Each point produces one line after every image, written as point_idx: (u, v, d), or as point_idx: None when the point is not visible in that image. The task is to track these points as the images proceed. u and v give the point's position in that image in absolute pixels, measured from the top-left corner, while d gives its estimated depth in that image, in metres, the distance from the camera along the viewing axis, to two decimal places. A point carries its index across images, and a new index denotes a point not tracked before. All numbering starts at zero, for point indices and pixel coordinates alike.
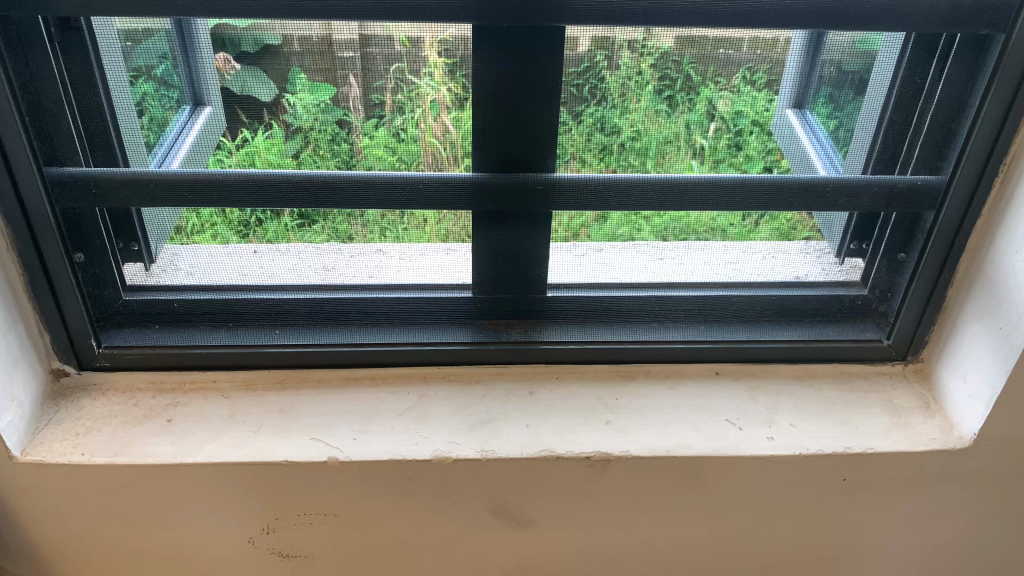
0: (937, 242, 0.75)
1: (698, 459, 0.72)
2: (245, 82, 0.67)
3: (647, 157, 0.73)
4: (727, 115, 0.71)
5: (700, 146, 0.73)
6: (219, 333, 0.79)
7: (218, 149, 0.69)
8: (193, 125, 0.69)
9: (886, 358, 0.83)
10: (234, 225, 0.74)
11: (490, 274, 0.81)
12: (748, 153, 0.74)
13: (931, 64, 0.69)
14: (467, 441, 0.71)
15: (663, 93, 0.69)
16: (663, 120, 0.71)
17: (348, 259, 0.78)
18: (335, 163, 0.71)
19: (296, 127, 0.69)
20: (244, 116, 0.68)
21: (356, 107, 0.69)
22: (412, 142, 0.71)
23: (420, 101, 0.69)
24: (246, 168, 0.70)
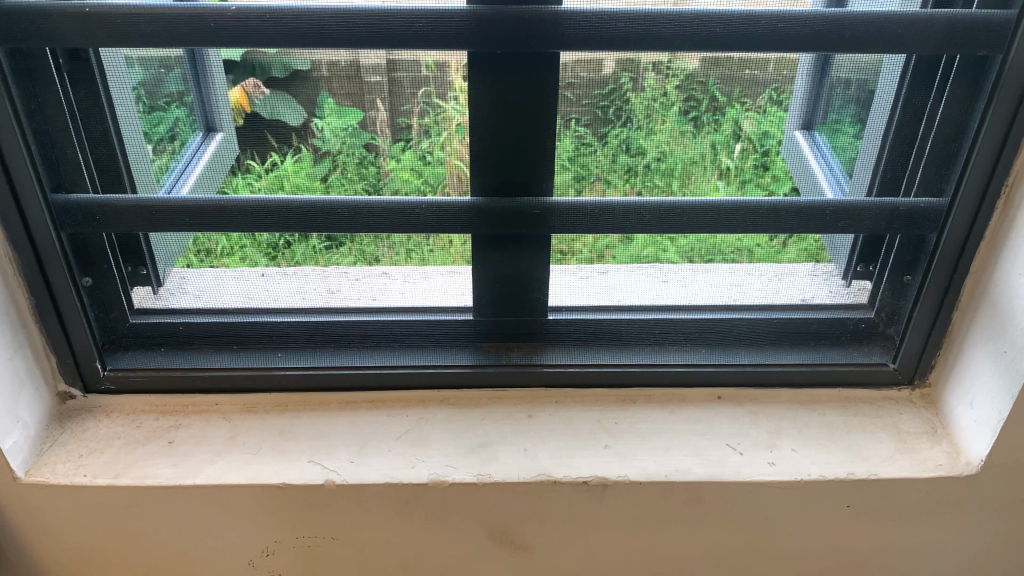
0: (940, 263, 0.74)
1: (697, 484, 0.71)
2: (277, 108, 0.68)
3: (673, 178, 0.73)
4: (754, 135, 0.71)
5: (726, 166, 0.72)
6: (221, 356, 0.80)
7: (249, 172, 0.71)
8: (204, 152, 0.71)
9: (893, 382, 0.81)
10: (264, 249, 0.76)
11: (490, 297, 0.81)
12: (775, 174, 0.73)
13: (931, 86, 0.69)
14: (464, 464, 0.71)
15: (689, 115, 0.69)
16: (688, 140, 0.71)
17: (352, 282, 0.79)
18: (362, 186, 0.73)
19: (324, 151, 0.70)
20: (274, 141, 0.70)
21: (383, 130, 0.70)
22: (439, 164, 0.72)
23: (446, 124, 0.70)
24: (274, 191, 0.72)
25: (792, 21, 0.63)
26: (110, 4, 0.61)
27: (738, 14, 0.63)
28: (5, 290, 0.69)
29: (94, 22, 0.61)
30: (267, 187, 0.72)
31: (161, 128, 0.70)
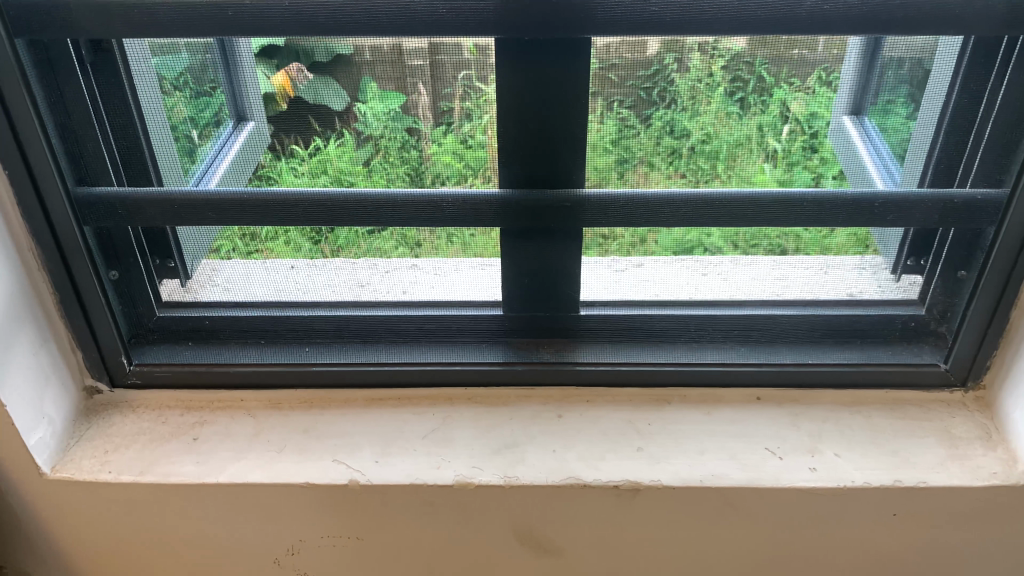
0: (1002, 253, 0.69)
1: (733, 489, 0.68)
2: (318, 91, 0.66)
3: (718, 160, 0.69)
4: (801, 117, 0.68)
5: (773, 149, 0.69)
6: (247, 351, 0.79)
7: (294, 157, 0.70)
8: (234, 142, 0.70)
9: (943, 384, 0.77)
10: (309, 234, 0.74)
11: (519, 290, 0.79)
12: (822, 155, 0.70)
13: (993, 69, 0.65)
14: (490, 465, 0.69)
15: (735, 96, 0.65)
16: (733, 121, 0.67)
17: (382, 274, 0.77)
18: (405, 171, 0.70)
19: (367, 136, 0.68)
20: (317, 126, 0.68)
21: (426, 114, 0.67)
22: (480, 148, 0.70)
23: (490, 107, 0.67)
24: (316, 175, 0.70)
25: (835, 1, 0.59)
26: None
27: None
28: (29, 284, 0.69)
29: (111, 12, 0.60)
30: (309, 172, 0.70)
31: (206, 113, 0.69)
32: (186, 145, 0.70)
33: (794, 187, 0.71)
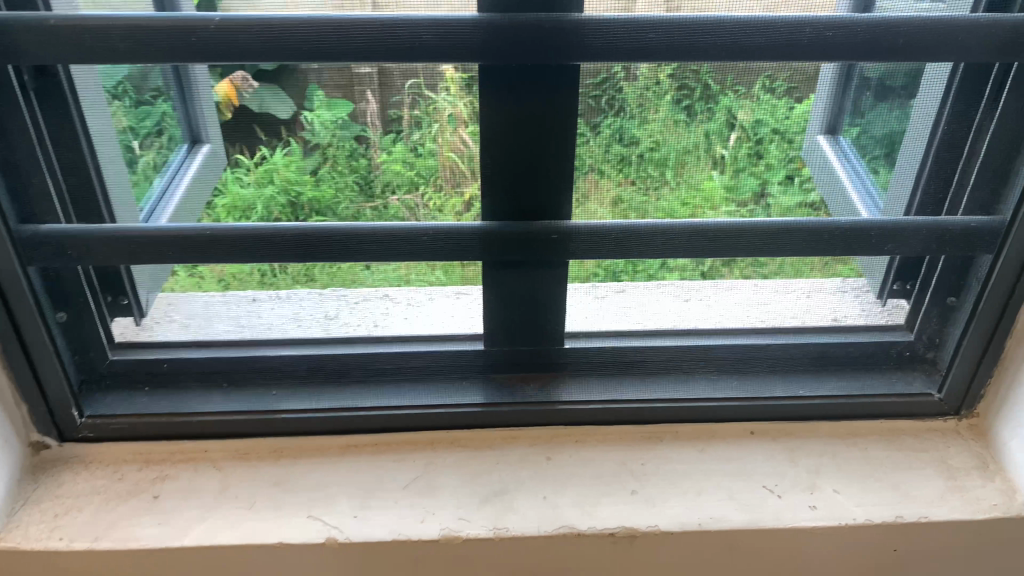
0: (1002, 277, 0.67)
1: (734, 532, 0.65)
2: (265, 100, 0.61)
3: (666, 168, 0.65)
4: (747, 123, 0.64)
5: (721, 156, 0.65)
6: (211, 398, 0.74)
7: (237, 166, 0.64)
8: (189, 165, 0.66)
9: (938, 413, 0.75)
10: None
11: (503, 324, 0.75)
12: (769, 162, 0.66)
13: (982, 98, 0.64)
14: (478, 516, 0.65)
15: (681, 103, 0.62)
16: (680, 129, 0.64)
17: (350, 307, 0.73)
18: (353, 180, 0.66)
19: (315, 144, 0.64)
20: (262, 133, 0.63)
21: (374, 122, 0.63)
22: (430, 157, 0.64)
23: (437, 115, 0.62)
24: (264, 186, 0.65)
25: (840, 29, 0.57)
26: (76, 16, 0.54)
27: (779, 21, 0.57)
28: None
29: (59, 37, 0.54)
30: (256, 183, 0.65)
31: (148, 122, 0.65)
32: (128, 155, 0.66)
33: (741, 191, 0.67)
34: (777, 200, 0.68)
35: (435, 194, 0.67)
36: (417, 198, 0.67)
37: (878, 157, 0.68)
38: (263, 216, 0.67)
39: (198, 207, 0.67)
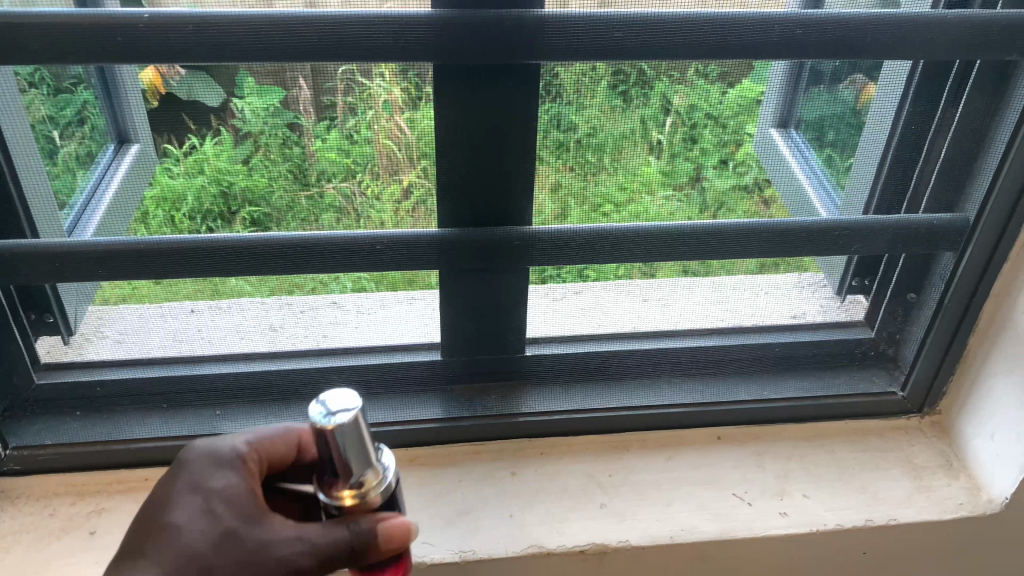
0: (968, 271, 0.66)
1: (705, 544, 0.63)
2: (192, 87, 0.55)
3: (604, 153, 0.61)
4: (681, 108, 0.60)
5: (658, 141, 0.62)
6: (149, 422, 0.70)
7: (164, 156, 0.58)
8: (117, 167, 0.61)
9: (902, 411, 0.75)
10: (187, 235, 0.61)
11: (462, 333, 0.72)
12: (702, 146, 0.63)
13: (946, 91, 0.63)
14: (442, 540, 0.63)
15: (617, 89, 0.58)
16: (617, 115, 0.60)
17: (296, 315, 0.68)
18: (287, 169, 0.59)
19: (246, 132, 0.57)
20: (191, 122, 0.57)
21: (308, 108, 0.57)
22: (366, 144, 0.59)
23: (372, 101, 0.57)
24: (194, 177, 0.59)
25: (809, 26, 0.55)
26: None
27: (749, 17, 0.55)
28: None
29: None
30: (186, 174, 0.59)
31: (70, 111, 0.58)
32: (48, 146, 0.60)
33: (676, 177, 0.64)
34: (712, 184, 0.65)
35: (372, 180, 0.61)
36: (354, 185, 0.61)
37: (836, 149, 0.66)
38: (193, 210, 0.60)
39: (133, 207, 0.61)
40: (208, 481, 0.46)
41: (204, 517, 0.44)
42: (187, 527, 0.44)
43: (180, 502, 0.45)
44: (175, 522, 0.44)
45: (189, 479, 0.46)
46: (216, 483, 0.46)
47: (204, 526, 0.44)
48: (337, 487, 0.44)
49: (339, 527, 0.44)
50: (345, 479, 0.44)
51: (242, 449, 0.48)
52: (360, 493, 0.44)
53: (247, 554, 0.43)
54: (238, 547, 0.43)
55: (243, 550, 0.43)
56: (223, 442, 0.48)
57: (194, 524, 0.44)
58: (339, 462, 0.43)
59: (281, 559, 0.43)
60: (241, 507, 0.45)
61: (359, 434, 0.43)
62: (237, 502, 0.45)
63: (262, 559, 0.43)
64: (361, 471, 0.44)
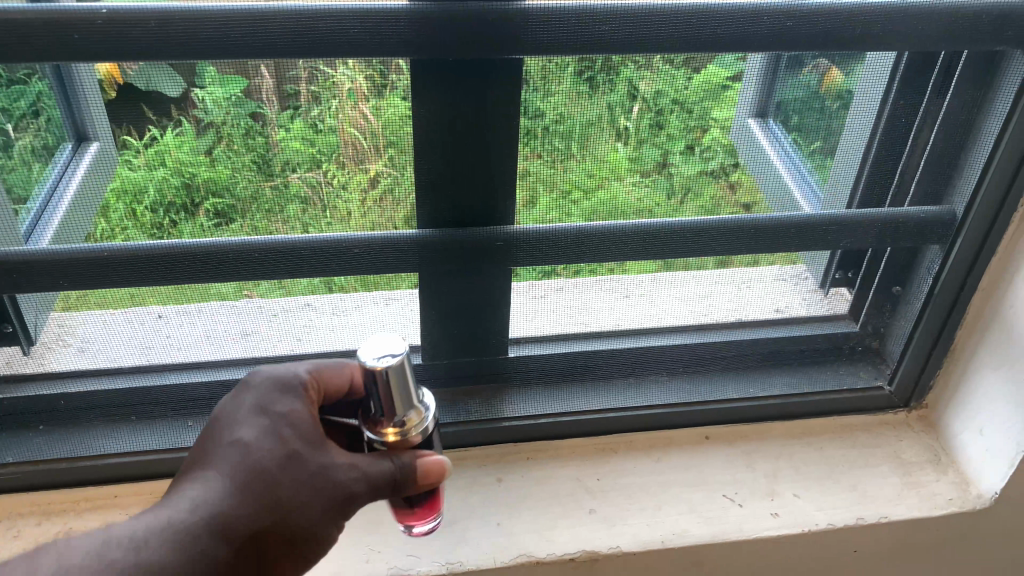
0: (956, 264, 0.66)
1: (697, 548, 0.62)
2: (151, 77, 0.51)
3: (572, 141, 0.58)
4: (648, 95, 0.57)
5: (625, 127, 0.59)
6: (118, 437, 0.67)
7: (124, 148, 0.54)
8: (76, 166, 0.56)
9: (888, 406, 0.75)
10: (148, 228, 0.57)
11: (443, 335, 0.69)
12: (669, 133, 0.59)
13: (935, 80, 0.60)
14: (429, 551, 0.61)
15: (584, 75, 0.55)
16: (584, 102, 0.57)
17: (270, 320, 0.65)
18: (250, 159, 0.55)
19: (209, 123, 0.54)
20: (151, 113, 0.53)
21: (271, 99, 0.53)
22: (331, 134, 0.55)
23: (336, 91, 0.53)
24: (156, 169, 0.55)
25: (800, 18, 0.53)
26: None
27: (736, 7, 0.52)
28: None
29: None
30: (146, 166, 0.55)
31: (23, 102, 0.53)
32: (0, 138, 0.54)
33: (644, 164, 0.60)
34: (679, 170, 0.61)
35: (336, 169, 0.57)
36: (319, 175, 0.57)
37: (816, 139, 0.63)
38: (156, 202, 0.56)
39: (97, 202, 0.56)
40: (271, 405, 0.46)
41: (270, 437, 0.45)
42: (253, 444, 0.45)
43: (243, 423, 0.46)
44: (240, 441, 0.45)
45: (253, 401, 0.47)
46: (279, 408, 0.46)
47: (268, 446, 0.45)
48: (382, 424, 0.47)
49: (385, 459, 0.46)
50: (390, 418, 0.47)
51: (304, 376, 0.48)
52: (403, 431, 0.47)
53: (308, 477, 0.44)
54: (300, 469, 0.45)
55: (306, 473, 0.44)
56: (286, 369, 0.49)
57: (261, 442, 0.45)
58: (385, 401, 0.46)
59: (339, 485, 0.45)
60: (303, 431, 0.46)
61: (402, 375, 0.46)
62: (301, 426, 0.46)
63: (322, 484, 0.44)
64: (404, 411, 0.47)
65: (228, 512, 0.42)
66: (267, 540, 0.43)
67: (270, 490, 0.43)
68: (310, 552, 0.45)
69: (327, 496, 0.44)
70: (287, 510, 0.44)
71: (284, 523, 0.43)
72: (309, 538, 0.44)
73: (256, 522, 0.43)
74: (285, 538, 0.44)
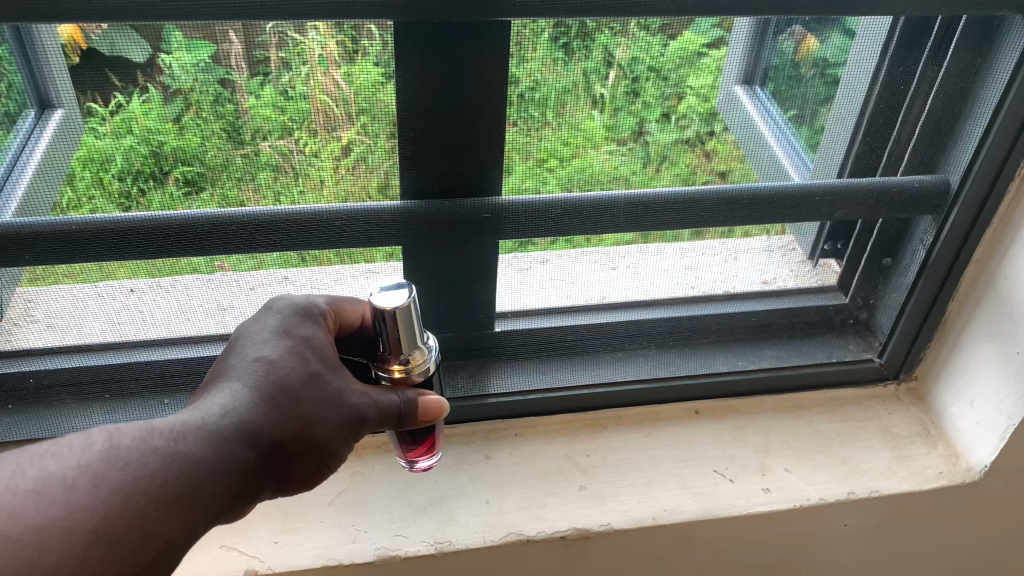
0: (949, 236, 0.65)
1: (688, 524, 0.62)
2: (115, 40, 0.48)
3: (547, 108, 0.56)
4: (623, 62, 0.55)
5: (600, 95, 0.56)
6: (90, 413, 0.66)
7: (89, 116, 0.51)
8: (39, 136, 0.53)
9: (879, 378, 0.75)
10: (116, 197, 0.54)
11: (430, 309, 0.67)
12: (645, 100, 0.57)
13: (930, 46, 0.58)
14: (417, 531, 0.60)
15: (559, 41, 0.53)
16: (559, 69, 0.54)
17: (246, 295, 0.62)
18: (221, 127, 0.53)
19: (176, 89, 0.51)
20: (116, 78, 0.50)
21: (240, 64, 0.50)
22: (302, 100, 0.52)
23: (306, 57, 0.50)
24: (123, 137, 0.52)
25: None
26: None
27: None
28: None
29: None
30: (113, 134, 0.52)
31: None
32: None
33: (620, 133, 0.58)
34: (655, 138, 0.59)
35: (309, 137, 0.54)
36: (292, 143, 0.54)
37: (803, 109, 0.61)
38: (123, 170, 0.53)
39: (59, 173, 0.53)
40: (291, 329, 0.47)
41: (293, 356, 0.45)
42: (277, 359, 0.45)
43: (265, 342, 0.46)
44: (263, 357, 0.45)
45: (272, 324, 0.47)
46: (299, 333, 0.47)
47: (291, 363, 0.45)
48: (388, 360, 0.49)
49: (391, 393, 0.48)
50: (396, 355, 0.49)
51: (324, 307, 0.50)
52: (407, 368, 0.49)
53: (328, 396, 0.45)
54: (320, 388, 0.45)
55: (325, 393, 0.45)
56: (305, 299, 0.50)
57: (284, 359, 0.45)
58: (392, 338, 0.48)
59: (354, 409, 0.46)
60: (322, 355, 0.46)
61: (410, 315, 0.47)
62: (321, 351, 0.47)
63: (339, 405, 0.45)
64: (410, 349, 0.49)
65: (255, 419, 0.42)
66: (286, 452, 0.43)
67: (293, 402, 0.44)
68: (313, 474, 0.45)
69: (344, 417, 0.45)
70: (308, 425, 0.44)
71: (303, 437, 0.44)
72: (321, 458, 0.45)
73: (280, 433, 0.43)
74: (302, 453, 0.44)
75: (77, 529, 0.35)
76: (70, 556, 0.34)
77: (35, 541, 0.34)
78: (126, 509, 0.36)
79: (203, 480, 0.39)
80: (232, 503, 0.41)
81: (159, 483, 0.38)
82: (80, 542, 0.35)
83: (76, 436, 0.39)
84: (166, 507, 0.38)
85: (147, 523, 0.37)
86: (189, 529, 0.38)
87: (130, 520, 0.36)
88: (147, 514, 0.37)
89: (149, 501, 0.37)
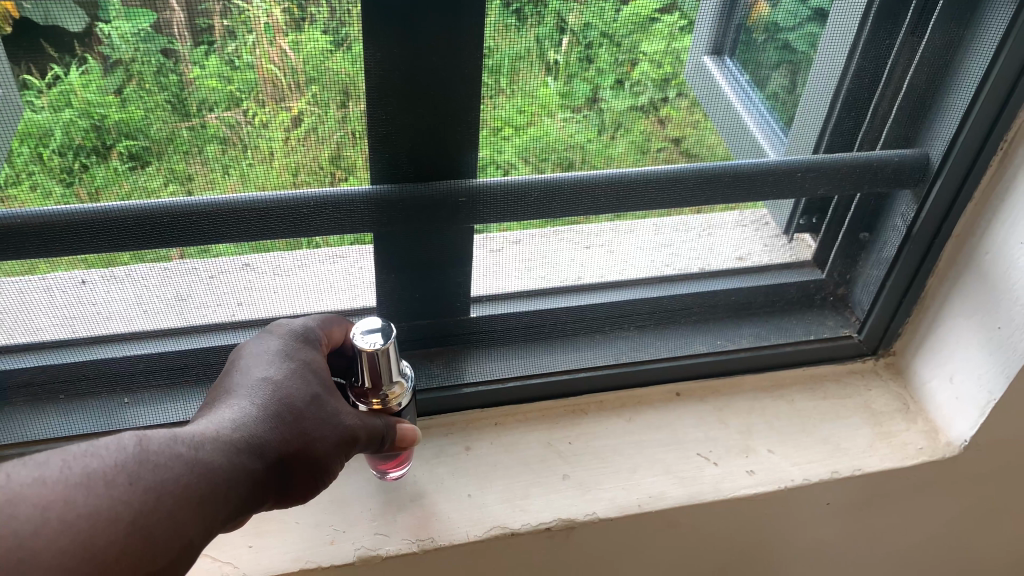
0: (931, 210, 0.64)
1: (673, 510, 0.61)
2: (48, 8, 0.43)
3: (501, 77, 0.52)
4: (576, 27, 0.51)
5: (555, 60, 0.52)
6: (44, 414, 0.62)
7: (23, 90, 0.45)
8: None
9: (857, 354, 0.75)
10: (57, 172, 0.49)
11: (400, 298, 0.64)
12: (600, 67, 0.53)
13: (913, 15, 0.56)
14: (397, 528, 0.58)
15: (511, 6, 0.49)
16: (513, 35, 0.51)
17: (206, 284, 0.58)
18: (163, 99, 0.48)
19: (114, 59, 0.45)
20: (44, 48, 0.44)
21: (181, 33, 0.45)
22: (247, 71, 0.48)
23: (249, 25, 0.46)
24: (58, 112, 0.46)
25: None
26: None
27: None
28: None
29: None
30: (51, 107, 0.46)
31: None
32: None
33: (575, 100, 0.54)
34: (610, 106, 0.56)
35: (256, 108, 0.49)
36: (239, 114, 0.49)
37: (779, 82, 0.58)
38: (64, 145, 0.48)
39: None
40: (292, 351, 0.46)
41: (296, 376, 0.45)
42: (281, 379, 0.44)
43: (268, 362, 0.45)
44: (267, 376, 0.44)
45: (274, 346, 0.47)
46: (299, 356, 0.46)
47: (294, 382, 0.44)
48: (367, 396, 0.49)
49: (376, 416, 0.48)
50: (374, 391, 0.49)
51: (319, 331, 0.49)
52: (385, 401, 0.50)
53: (328, 416, 0.44)
54: (321, 408, 0.44)
55: (326, 412, 0.44)
56: (301, 322, 0.49)
57: (288, 379, 0.44)
58: (370, 375, 0.48)
59: (349, 431, 0.45)
60: (322, 376, 0.46)
61: (387, 354, 0.48)
62: (320, 372, 0.46)
63: (337, 425, 0.45)
64: (389, 384, 0.49)
65: (262, 435, 0.41)
66: (289, 467, 0.42)
67: (298, 420, 0.43)
68: (307, 492, 0.44)
69: (340, 436, 0.45)
70: (311, 441, 0.43)
71: (305, 454, 0.43)
72: (318, 474, 0.44)
73: (286, 448, 0.42)
74: (303, 469, 0.43)
75: (116, 523, 0.34)
76: (110, 548, 0.34)
77: (83, 530, 0.34)
78: (156, 509, 0.36)
79: (217, 488, 0.38)
80: (239, 512, 0.40)
81: (183, 487, 0.37)
82: (117, 536, 0.34)
83: (109, 437, 0.38)
84: (190, 510, 0.37)
85: (172, 524, 0.36)
86: (205, 532, 0.38)
87: (157, 519, 0.36)
88: (174, 515, 0.36)
89: (176, 503, 0.37)
